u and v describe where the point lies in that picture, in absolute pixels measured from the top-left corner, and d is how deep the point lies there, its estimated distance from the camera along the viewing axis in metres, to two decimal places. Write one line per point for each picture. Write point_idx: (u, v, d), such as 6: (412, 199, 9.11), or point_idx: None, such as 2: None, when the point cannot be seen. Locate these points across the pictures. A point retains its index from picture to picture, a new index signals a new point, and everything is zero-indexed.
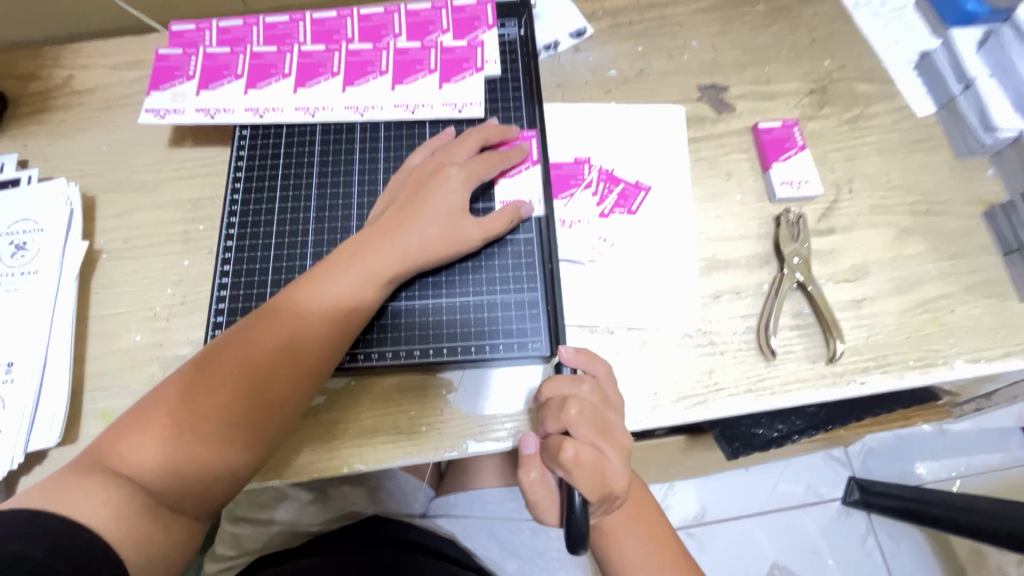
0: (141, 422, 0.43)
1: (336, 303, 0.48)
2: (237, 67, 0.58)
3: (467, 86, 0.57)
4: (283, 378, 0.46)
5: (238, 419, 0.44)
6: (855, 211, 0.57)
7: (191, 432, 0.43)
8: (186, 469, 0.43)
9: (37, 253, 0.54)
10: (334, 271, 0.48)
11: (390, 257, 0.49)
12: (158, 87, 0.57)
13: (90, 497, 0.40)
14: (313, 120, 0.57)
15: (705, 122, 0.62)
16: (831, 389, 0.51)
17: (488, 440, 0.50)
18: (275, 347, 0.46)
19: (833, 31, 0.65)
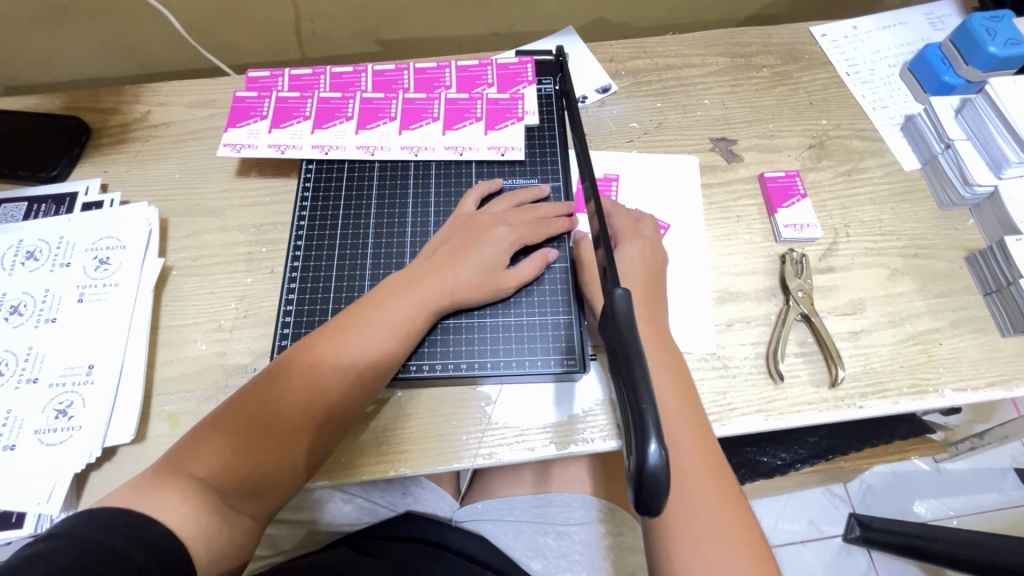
0: (205, 442, 0.46)
1: (389, 332, 0.52)
2: (306, 110, 0.66)
3: (508, 133, 0.65)
4: (342, 399, 0.50)
5: (299, 437, 0.48)
6: (852, 252, 0.64)
7: (254, 449, 0.47)
8: (251, 481, 0.46)
9: (119, 268, 0.60)
10: (386, 305, 0.53)
11: (438, 294, 0.55)
12: (235, 125, 0.65)
13: (167, 497, 0.43)
14: (371, 157, 0.65)
15: (717, 170, 0.69)
16: (833, 411, 0.56)
17: (522, 449, 0.55)
18: (334, 374, 0.50)
19: (828, 96, 0.74)
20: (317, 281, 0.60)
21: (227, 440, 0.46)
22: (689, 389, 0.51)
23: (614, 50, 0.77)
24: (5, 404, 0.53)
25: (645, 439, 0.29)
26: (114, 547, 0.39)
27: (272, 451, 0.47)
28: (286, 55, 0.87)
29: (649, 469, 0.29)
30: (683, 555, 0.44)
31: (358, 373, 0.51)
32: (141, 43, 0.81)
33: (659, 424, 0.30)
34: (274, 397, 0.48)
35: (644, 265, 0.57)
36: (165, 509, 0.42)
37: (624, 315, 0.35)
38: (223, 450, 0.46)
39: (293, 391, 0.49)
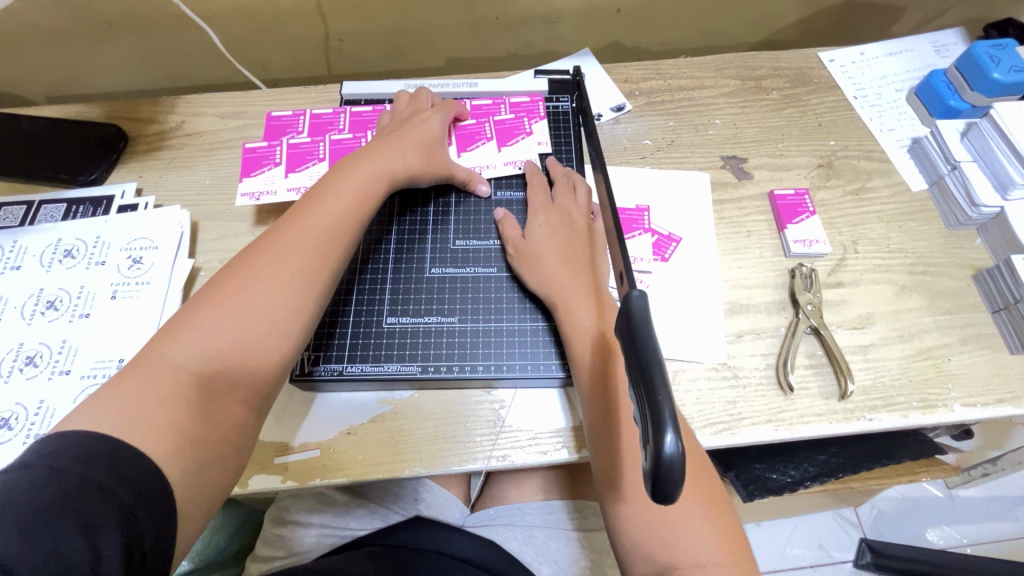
0: (180, 328, 0.45)
1: (342, 194, 0.54)
2: (341, 124, 0.70)
3: (528, 140, 0.69)
4: (316, 251, 0.50)
5: (285, 292, 0.48)
6: (860, 268, 0.66)
7: (236, 317, 0.45)
8: (246, 344, 0.45)
9: (151, 266, 0.63)
10: (332, 179, 0.56)
11: (389, 163, 0.58)
12: (273, 140, 0.68)
13: (142, 397, 0.41)
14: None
15: (727, 186, 0.71)
16: (843, 423, 0.57)
17: (536, 453, 0.56)
18: (297, 234, 0.51)
19: (837, 118, 0.76)
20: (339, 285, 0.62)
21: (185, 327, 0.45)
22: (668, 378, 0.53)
23: (628, 71, 0.80)
24: (38, 394, 0.55)
25: (662, 432, 0.30)
26: (95, 476, 0.35)
27: (263, 314, 0.46)
28: (314, 72, 0.91)
29: (666, 459, 0.30)
30: (654, 550, 0.45)
31: (322, 227, 0.52)
32: (179, 58, 0.86)
33: (675, 419, 0.31)
34: (238, 272, 0.48)
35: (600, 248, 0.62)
36: (144, 413, 0.40)
37: (641, 312, 0.36)
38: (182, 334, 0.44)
39: (256, 255, 0.49)
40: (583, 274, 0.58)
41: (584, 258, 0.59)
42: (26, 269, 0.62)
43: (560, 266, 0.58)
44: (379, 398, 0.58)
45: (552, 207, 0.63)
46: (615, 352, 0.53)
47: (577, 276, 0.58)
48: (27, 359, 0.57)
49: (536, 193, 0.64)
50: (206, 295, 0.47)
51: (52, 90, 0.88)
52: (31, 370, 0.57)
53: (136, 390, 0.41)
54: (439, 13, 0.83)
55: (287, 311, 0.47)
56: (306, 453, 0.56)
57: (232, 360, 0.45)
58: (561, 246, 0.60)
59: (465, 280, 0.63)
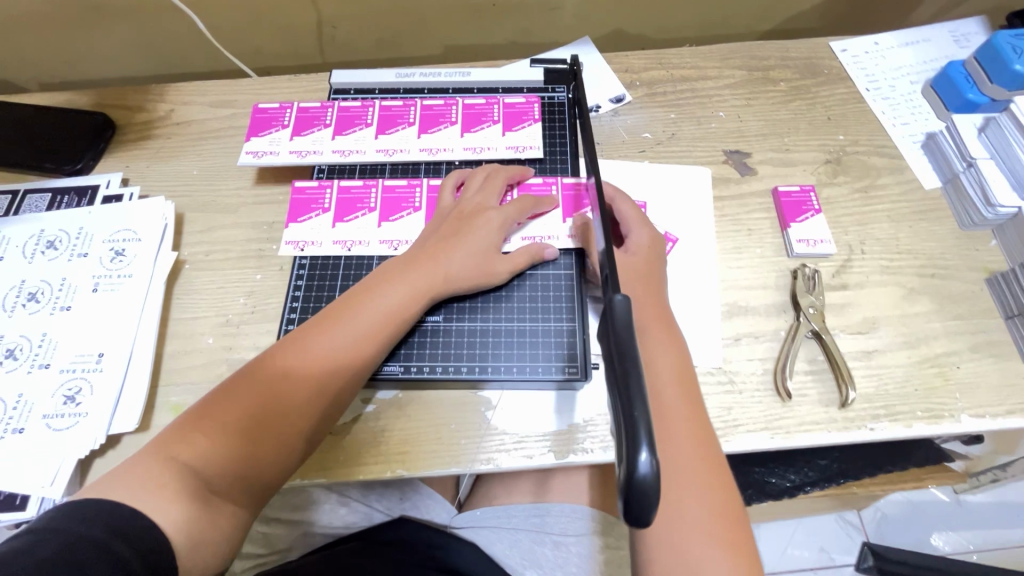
0: (206, 429, 0.45)
1: (382, 317, 0.52)
2: (326, 118, 0.68)
3: (527, 134, 0.66)
4: (344, 386, 0.50)
5: (304, 421, 0.48)
6: (867, 270, 0.63)
7: (253, 440, 0.45)
8: (252, 471, 0.45)
9: (134, 259, 0.61)
10: (379, 289, 0.53)
11: (434, 279, 0.54)
12: (257, 134, 0.67)
13: (150, 484, 0.42)
14: (389, 160, 0.66)
15: (730, 182, 0.68)
16: (843, 433, 0.55)
17: (519, 456, 0.54)
18: (332, 364, 0.49)
19: (847, 111, 0.73)
20: (322, 281, 0.60)
21: (212, 435, 0.45)
22: (705, 426, 0.48)
23: (630, 60, 0.77)
24: (17, 388, 0.55)
25: (635, 447, 0.28)
26: (94, 535, 0.37)
27: (276, 441, 0.46)
28: (307, 60, 0.89)
29: (639, 477, 0.28)
30: None
31: (355, 353, 0.50)
32: (171, 45, 0.84)
33: (650, 433, 0.29)
34: (277, 386, 0.47)
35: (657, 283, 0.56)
36: (146, 498, 0.41)
37: (623, 318, 0.34)
38: (206, 444, 0.44)
39: (290, 369, 0.48)
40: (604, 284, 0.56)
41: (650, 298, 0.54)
42: (9, 260, 0.61)
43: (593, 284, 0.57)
44: (362, 397, 0.57)
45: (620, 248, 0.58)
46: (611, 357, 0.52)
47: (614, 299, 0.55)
48: (7, 352, 0.56)
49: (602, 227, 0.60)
50: (239, 401, 0.46)
51: (43, 77, 0.87)
52: (10, 363, 0.56)
53: (153, 467, 0.43)
54: (435, 0, 0.80)
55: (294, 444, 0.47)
56: None
57: (245, 476, 0.45)
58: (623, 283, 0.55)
59: None
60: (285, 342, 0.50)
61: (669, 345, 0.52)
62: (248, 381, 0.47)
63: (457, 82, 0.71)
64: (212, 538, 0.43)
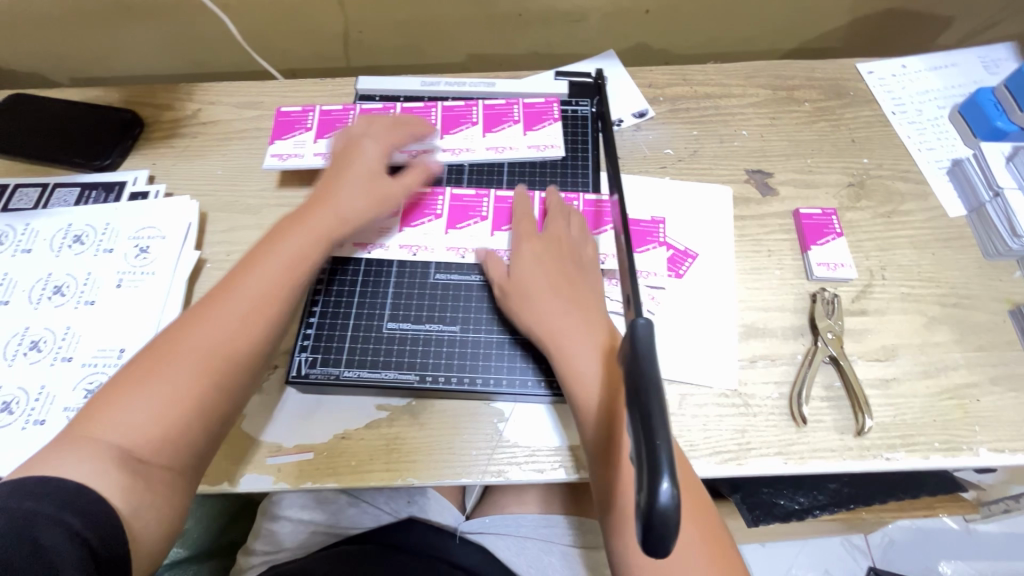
0: (110, 400, 0.45)
1: (285, 263, 0.54)
2: (349, 121, 0.68)
3: (547, 133, 0.67)
4: (246, 328, 0.50)
5: (213, 368, 0.48)
6: (887, 296, 0.62)
7: (165, 398, 0.46)
8: (167, 426, 0.45)
9: (157, 257, 0.62)
10: (268, 246, 0.55)
11: (331, 218, 0.57)
12: (281, 137, 0.68)
13: (80, 463, 0.42)
14: (413, 162, 0.66)
15: (750, 202, 0.68)
16: (857, 461, 0.54)
17: (532, 471, 0.54)
18: (228, 312, 0.50)
19: (872, 134, 0.72)
20: (342, 284, 0.61)
21: (124, 404, 0.45)
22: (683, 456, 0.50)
23: (654, 75, 0.77)
24: (40, 379, 0.56)
25: (657, 477, 0.28)
26: (42, 511, 0.38)
27: (186, 391, 0.47)
28: (333, 63, 0.90)
29: (660, 508, 0.28)
30: None
31: (253, 295, 0.52)
32: (200, 45, 0.85)
33: (672, 463, 0.29)
34: (170, 345, 0.48)
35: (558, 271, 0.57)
36: (81, 473, 0.41)
37: (646, 342, 0.34)
38: (120, 413, 0.45)
39: (190, 327, 0.49)
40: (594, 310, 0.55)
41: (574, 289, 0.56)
42: (36, 253, 0.62)
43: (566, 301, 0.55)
44: (375, 404, 0.57)
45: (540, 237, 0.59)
46: (621, 397, 0.49)
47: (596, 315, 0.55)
48: (31, 343, 0.57)
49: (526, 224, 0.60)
50: (147, 367, 0.47)
51: (75, 71, 0.88)
52: (34, 355, 0.57)
53: (74, 447, 0.43)
54: (461, 9, 0.81)
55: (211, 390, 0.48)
56: (301, 456, 0.55)
57: (166, 438, 0.45)
58: (548, 275, 0.56)
59: (470, 288, 0.61)
60: (189, 310, 0.51)
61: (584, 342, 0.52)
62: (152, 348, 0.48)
63: (482, 90, 0.72)
64: (156, 505, 0.44)
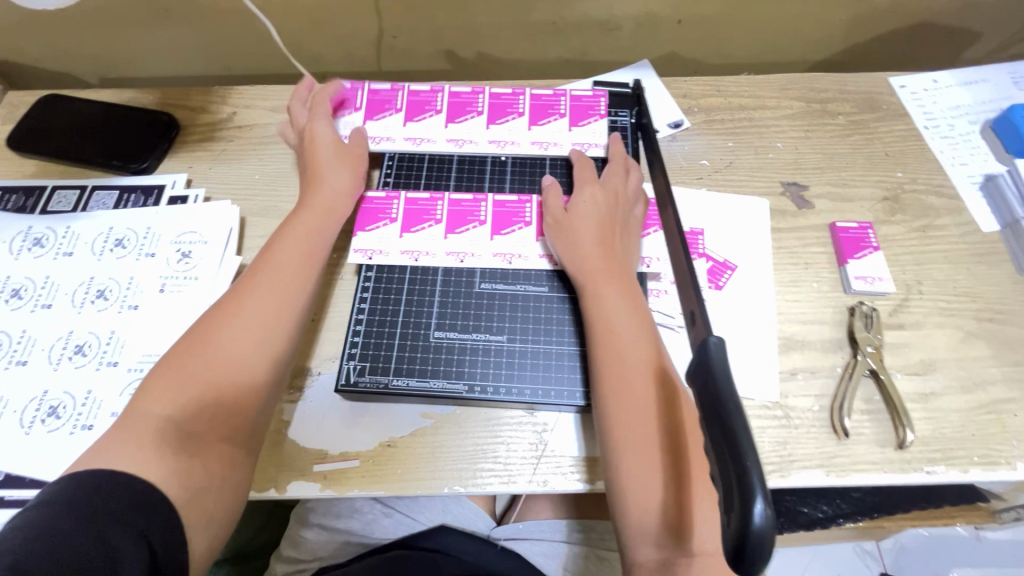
0: (150, 386, 0.47)
1: (301, 245, 0.56)
2: (397, 103, 0.68)
3: (593, 129, 0.67)
4: (270, 303, 0.52)
5: (252, 336, 0.50)
6: (924, 310, 0.63)
7: (207, 376, 0.47)
8: (211, 395, 0.47)
9: (199, 262, 0.62)
10: (284, 233, 0.57)
11: (328, 198, 0.60)
12: (330, 115, 0.67)
13: (131, 450, 0.43)
14: (459, 150, 0.67)
15: (787, 214, 0.69)
16: (899, 474, 0.55)
17: (578, 480, 0.55)
18: (253, 294, 0.52)
19: (906, 148, 0.73)
20: (388, 291, 0.61)
21: (165, 386, 0.47)
22: None
23: (688, 86, 0.78)
24: (86, 384, 0.56)
25: (751, 498, 0.29)
26: (110, 507, 0.39)
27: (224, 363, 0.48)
28: (364, 67, 0.90)
29: (756, 531, 0.28)
30: None
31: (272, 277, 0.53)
32: (233, 47, 0.85)
33: (763, 485, 0.29)
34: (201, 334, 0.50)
35: (606, 219, 0.59)
36: (128, 462, 0.42)
37: (722, 363, 0.35)
38: (162, 400, 0.46)
39: (221, 313, 0.51)
40: (646, 318, 0.55)
41: (616, 240, 0.58)
42: (78, 256, 0.62)
43: (623, 304, 0.54)
44: (421, 411, 0.58)
45: (601, 185, 0.61)
46: (677, 393, 0.51)
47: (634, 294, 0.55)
48: (75, 347, 0.57)
49: (583, 171, 0.63)
50: (185, 353, 0.48)
51: (104, 72, 0.88)
52: (79, 359, 0.57)
53: (120, 433, 0.44)
54: (497, 16, 0.82)
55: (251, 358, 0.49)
56: (347, 463, 0.55)
57: (211, 410, 0.47)
58: (598, 223, 0.59)
59: (515, 297, 0.61)
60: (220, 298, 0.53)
61: (625, 300, 0.55)
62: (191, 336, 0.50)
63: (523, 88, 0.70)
64: (209, 485, 0.45)
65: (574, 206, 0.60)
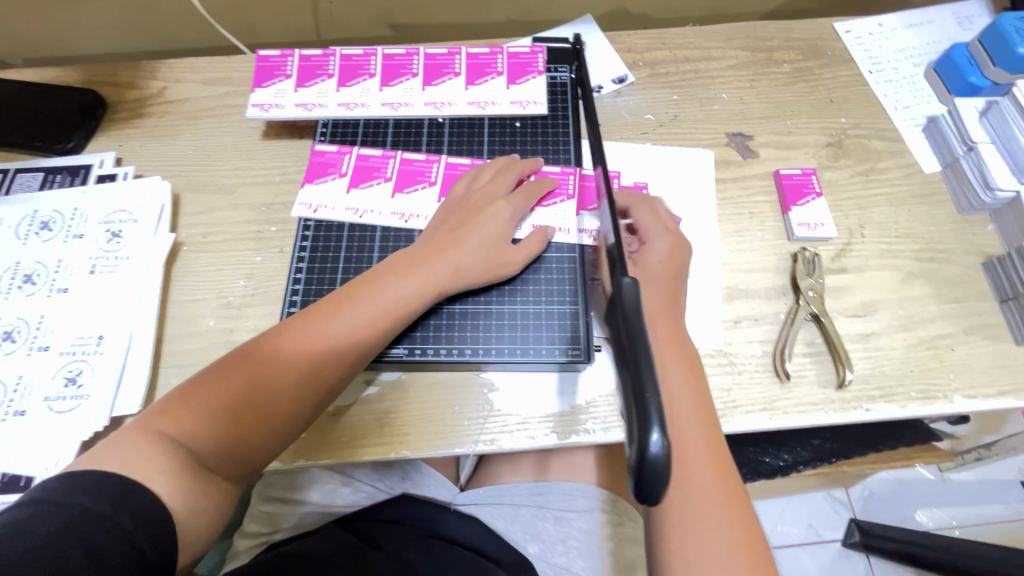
0: (185, 398, 0.46)
1: (382, 310, 0.52)
2: (329, 68, 0.66)
3: (531, 86, 0.66)
4: (335, 371, 0.50)
5: (290, 397, 0.48)
6: (866, 253, 0.63)
7: (238, 425, 0.46)
8: (234, 428, 0.46)
9: (130, 240, 0.61)
10: (387, 284, 0.53)
11: (442, 275, 0.54)
12: (261, 85, 0.65)
13: (147, 457, 0.42)
14: (394, 114, 0.65)
15: (732, 165, 0.68)
16: (839, 413, 0.56)
17: (522, 437, 0.55)
18: (325, 343, 0.49)
19: (850, 94, 0.73)
20: (326, 256, 0.60)
21: (202, 410, 0.46)
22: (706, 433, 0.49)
23: (632, 40, 0.76)
24: (17, 370, 0.54)
25: (647, 429, 0.29)
26: (100, 509, 0.38)
27: (258, 405, 0.47)
28: (302, 36, 0.86)
29: (651, 456, 0.28)
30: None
31: (351, 332, 0.50)
32: (161, 19, 0.81)
33: (661, 416, 0.29)
34: (269, 348, 0.49)
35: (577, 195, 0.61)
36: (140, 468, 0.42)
37: (634, 303, 0.35)
38: (195, 420, 0.45)
39: (284, 355, 0.49)
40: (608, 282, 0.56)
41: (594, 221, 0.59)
42: (3, 241, 0.60)
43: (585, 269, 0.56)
44: (364, 379, 0.57)
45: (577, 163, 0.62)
46: None
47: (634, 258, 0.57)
48: (4, 334, 0.56)
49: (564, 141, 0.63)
50: (235, 382, 0.47)
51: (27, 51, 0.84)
52: (9, 346, 0.55)
53: (137, 434, 0.44)
54: None
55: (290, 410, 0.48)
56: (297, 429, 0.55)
57: (233, 450, 0.46)
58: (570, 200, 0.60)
59: None
60: (291, 323, 0.51)
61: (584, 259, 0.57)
62: (244, 357, 0.48)
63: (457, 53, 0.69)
64: (205, 508, 0.44)
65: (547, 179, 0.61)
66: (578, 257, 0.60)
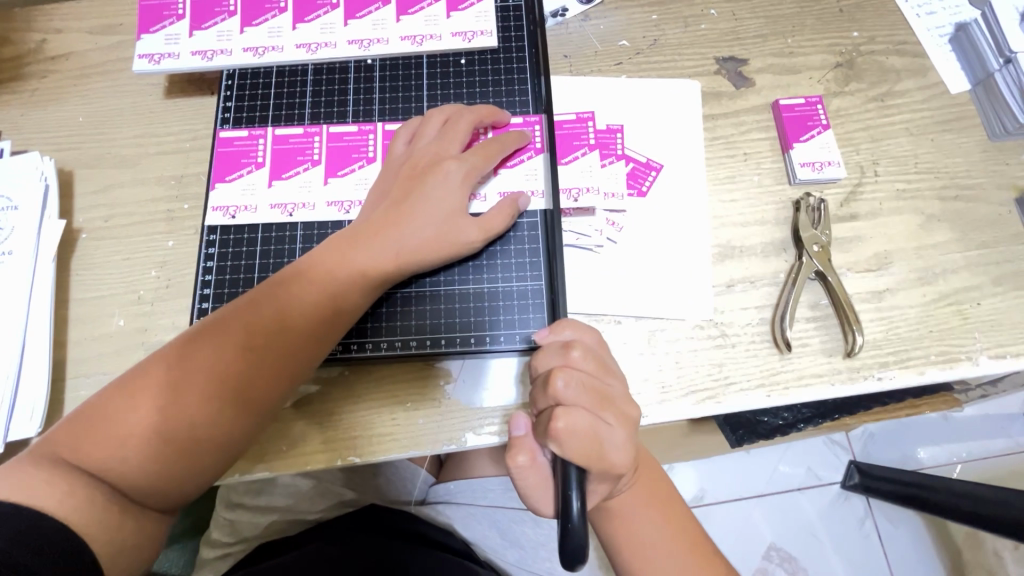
0: (88, 418, 0.38)
1: (315, 307, 0.43)
2: (230, 4, 0.54)
3: (476, 12, 0.54)
4: (261, 383, 0.41)
5: (205, 418, 0.39)
6: (879, 195, 0.54)
7: (146, 452, 0.38)
8: (153, 456, 0.38)
9: (13, 231, 0.52)
10: (322, 274, 0.44)
11: (386, 257, 0.44)
12: (148, 30, 0.54)
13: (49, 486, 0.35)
14: (313, 57, 0.54)
15: (723, 97, 0.58)
16: (848, 384, 0.49)
17: (486, 433, 0.48)
18: (247, 349, 0.41)
19: (864, 1, 0.60)
20: (239, 246, 0.50)
21: (104, 429, 0.38)
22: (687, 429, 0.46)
23: None
24: None
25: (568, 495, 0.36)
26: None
27: (167, 428, 0.39)
28: None
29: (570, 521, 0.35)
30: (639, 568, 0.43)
31: (278, 334, 0.42)
32: None
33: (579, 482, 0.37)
34: (183, 356, 0.40)
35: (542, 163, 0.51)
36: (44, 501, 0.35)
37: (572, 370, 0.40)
38: (99, 442, 0.38)
39: (195, 362, 0.40)
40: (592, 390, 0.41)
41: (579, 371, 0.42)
42: None
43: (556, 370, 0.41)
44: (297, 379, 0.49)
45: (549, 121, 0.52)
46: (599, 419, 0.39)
47: (578, 324, 0.44)
48: None
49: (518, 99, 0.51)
50: (140, 398, 0.39)
51: None
52: None
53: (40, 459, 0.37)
54: None
55: (217, 432, 0.40)
56: None
57: (144, 482, 0.38)
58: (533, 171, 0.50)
59: None
60: (209, 321, 0.42)
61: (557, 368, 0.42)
62: (152, 367, 0.40)
63: None
64: (125, 547, 0.37)
65: (509, 137, 0.50)
66: (539, 224, 0.51)
